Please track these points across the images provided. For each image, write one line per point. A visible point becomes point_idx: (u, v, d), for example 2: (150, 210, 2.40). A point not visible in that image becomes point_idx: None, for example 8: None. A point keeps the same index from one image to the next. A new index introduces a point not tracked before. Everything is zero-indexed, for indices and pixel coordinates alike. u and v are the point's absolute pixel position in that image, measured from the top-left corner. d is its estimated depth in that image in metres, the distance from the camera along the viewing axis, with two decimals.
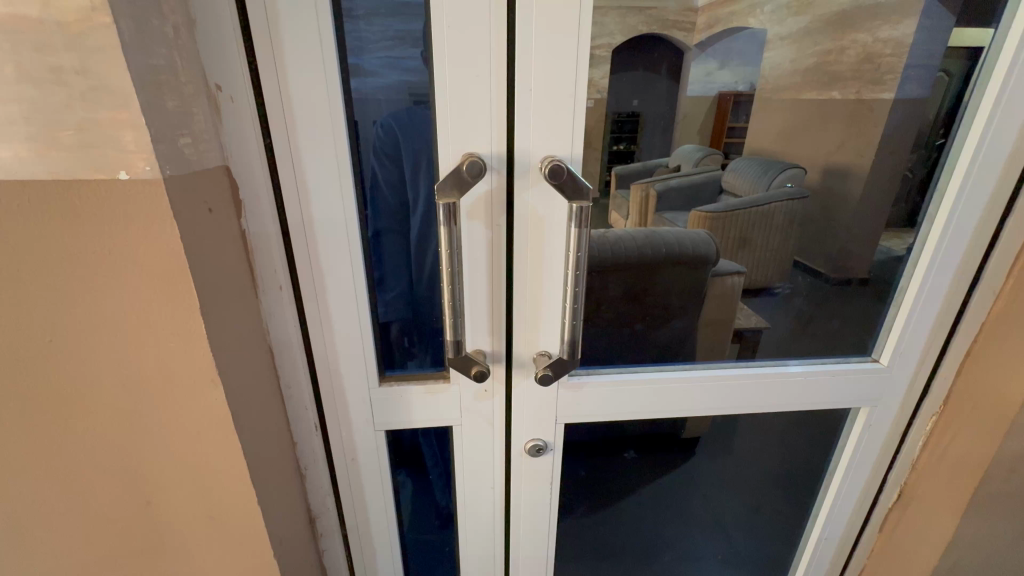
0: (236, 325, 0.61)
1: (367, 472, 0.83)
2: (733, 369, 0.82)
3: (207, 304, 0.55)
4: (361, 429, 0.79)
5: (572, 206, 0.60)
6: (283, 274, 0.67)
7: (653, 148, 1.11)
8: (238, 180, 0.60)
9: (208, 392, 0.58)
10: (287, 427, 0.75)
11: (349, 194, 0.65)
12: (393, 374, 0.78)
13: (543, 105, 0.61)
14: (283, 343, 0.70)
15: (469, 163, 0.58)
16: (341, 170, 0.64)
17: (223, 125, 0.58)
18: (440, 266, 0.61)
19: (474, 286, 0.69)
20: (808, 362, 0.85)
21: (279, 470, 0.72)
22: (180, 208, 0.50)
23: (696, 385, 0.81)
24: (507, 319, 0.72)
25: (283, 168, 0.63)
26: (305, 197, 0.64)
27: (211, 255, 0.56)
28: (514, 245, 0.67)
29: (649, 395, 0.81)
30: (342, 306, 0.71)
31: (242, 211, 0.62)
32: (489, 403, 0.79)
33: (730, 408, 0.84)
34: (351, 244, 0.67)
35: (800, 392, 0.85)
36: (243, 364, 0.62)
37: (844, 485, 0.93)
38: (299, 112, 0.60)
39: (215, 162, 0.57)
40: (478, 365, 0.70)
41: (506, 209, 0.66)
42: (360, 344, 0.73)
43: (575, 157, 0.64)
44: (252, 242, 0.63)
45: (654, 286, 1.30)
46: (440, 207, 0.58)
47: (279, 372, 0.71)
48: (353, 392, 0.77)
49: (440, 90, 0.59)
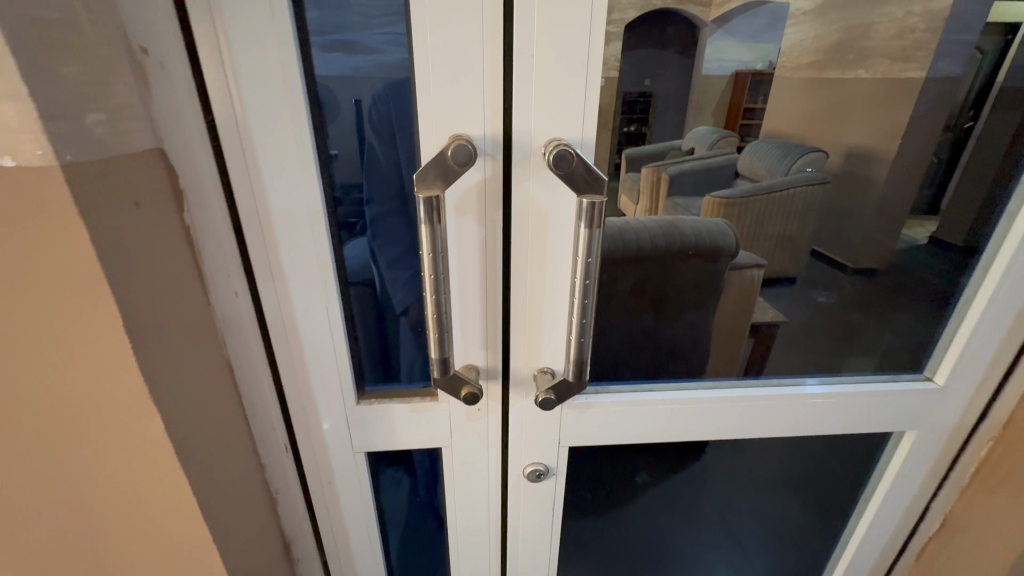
0: (178, 341, 0.51)
1: (347, 496, 0.74)
2: (758, 387, 0.72)
3: (137, 319, 0.45)
4: (336, 452, 0.70)
5: (583, 201, 0.48)
6: (239, 278, 0.57)
7: (666, 125, 1.01)
8: (178, 167, 0.50)
9: (146, 424, 0.48)
10: (253, 450, 0.65)
11: (321, 183, 0.55)
12: (374, 390, 0.68)
13: (549, 78, 0.49)
14: (243, 357, 0.61)
15: (454, 148, 0.47)
16: (304, 157, 0.53)
17: (153, 97, 0.47)
18: (423, 270, 0.51)
19: (464, 293, 0.59)
20: (838, 381, 0.74)
21: (246, 500, 0.63)
22: (89, 202, 0.40)
23: (720, 406, 0.71)
24: (504, 330, 0.62)
25: (232, 152, 0.52)
26: (261, 187, 0.54)
27: (141, 259, 0.46)
28: (514, 245, 0.56)
29: (667, 418, 0.71)
30: (312, 314, 0.61)
31: (184, 204, 0.51)
32: (482, 423, 0.69)
33: (749, 430, 0.74)
34: (318, 244, 0.57)
35: (834, 414, 0.74)
36: (190, 386, 0.53)
37: (883, 513, 0.83)
38: (250, 86, 0.50)
39: (143, 144, 0.46)
40: (469, 386, 0.60)
41: (502, 202, 0.55)
42: (333, 358, 0.64)
43: (587, 141, 0.52)
44: (199, 241, 0.53)
45: (670, 281, 1.18)
46: (422, 203, 0.47)
47: (240, 389, 0.62)
48: (326, 410, 0.67)
49: (422, 57, 0.48)
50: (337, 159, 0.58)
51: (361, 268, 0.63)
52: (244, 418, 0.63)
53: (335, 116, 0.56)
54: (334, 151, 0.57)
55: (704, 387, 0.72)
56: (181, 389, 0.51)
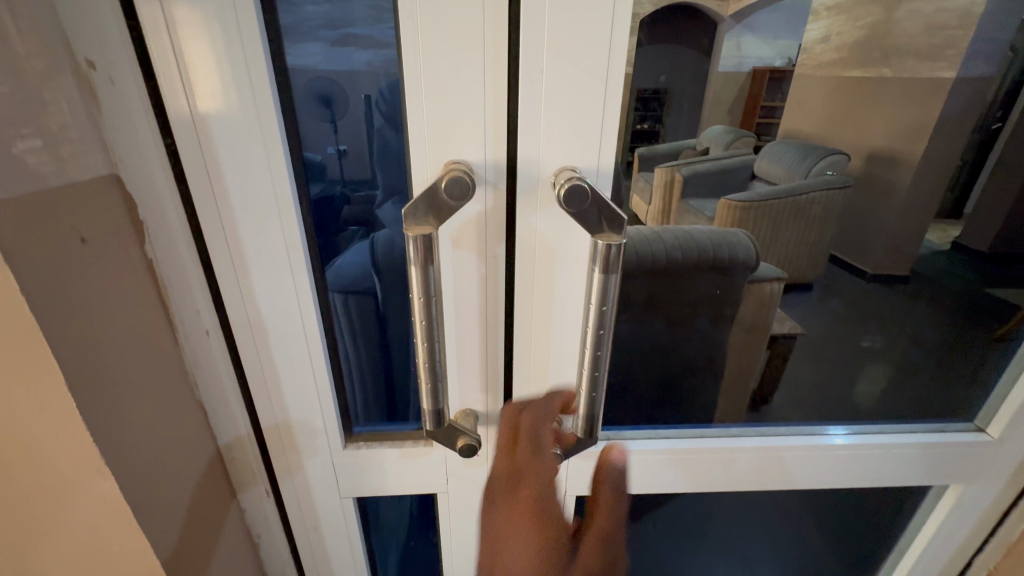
0: (139, 392, 0.45)
1: (334, 541, 0.68)
2: (781, 436, 0.66)
3: (85, 375, 0.39)
4: (319, 497, 0.64)
5: (597, 243, 0.42)
6: (209, 314, 0.51)
7: (679, 124, 0.85)
8: (136, 194, 0.44)
9: (100, 491, 0.42)
10: (230, 496, 0.59)
11: (298, 205, 0.48)
12: (362, 431, 0.62)
13: (561, 98, 0.42)
14: (217, 401, 0.55)
15: (448, 181, 0.40)
16: (277, 182, 0.45)
17: (103, 117, 0.41)
18: (413, 314, 0.45)
19: (462, 333, 0.52)
20: (867, 432, 0.67)
21: (226, 553, 0.58)
22: (17, 245, 0.33)
23: (736, 458, 0.66)
24: (505, 371, 0.56)
25: (194, 175, 0.45)
26: (228, 214, 0.46)
27: (92, 305, 0.40)
28: (517, 281, 0.50)
29: (684, 467, 0.66)
30: (290, 352, 0.54)
31: (145, 235, 0.45)
32: (481, 470, 0.63)
33: (772, 483, 0.69)
34: (296, 277, 0.50)
35: (866, 465, 0.67)
36: (154, 439, 0.47)
37: (920, 568, 0.76)
38: (212, 103, 0.42)
39: (91, 172, 0.40)
40: (466, 437, 0.53)
41: (504, 235, 0.48)
42: (316, 398, 0.57)
43: (602, 172, 0.46)
44: (163, 275, 0.48)
45: (677, 290, 1.00)
46: (410, 242, 0.41)
47: (214, 433, 0.56)
48: (309, 455, 0.61)
49: (413, 73, 0.41)
50: (344, 155, 0.52)
51: (362, 277, 0.59)
52: (221, 463, 0.57)
53: (343, 114, 0.50)
54: (342, 146, 0.51)
55: (725, 436, 0.66)
56: (143, 446, 0.45)
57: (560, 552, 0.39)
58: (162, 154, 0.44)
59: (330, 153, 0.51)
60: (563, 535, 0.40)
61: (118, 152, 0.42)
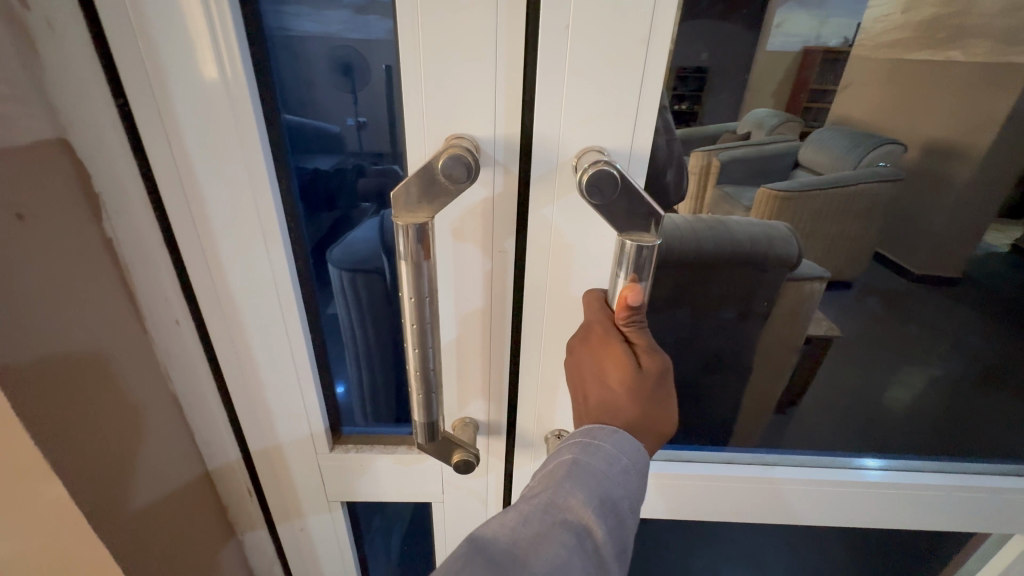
0: (102, 387, 0.39)
1: (323, 542, 0.63)
2: (813, 469, 0.59)
3: (32, 366, 0.33)
4: (305, 500, 0.59)
5: (624, 242, 0.36)
6: (179, 303, 0.45)
7: None
8: (88, 163, 0.37)
9: (52, 498, 0.36)
10: (211, 494, 0.55)
11: (275, 186, 0.40)
12: (352, 433, 0.57)
13: (593, 70, 0.34)
14: (194, 397, 0.49)
15: (445, 160, 0.32)
16: (248, 153, 0.38)
17: (42, 68, 0.34)
18: (403, 315, 0.38)
19: (463, 335, 0.46)
20: (910, 468, 0.60)
21: (205, 555, 0.53)
22: None
23: (769, 488, 0.59)
24: (508, 380, 0.50)
25: (153, 142, 0.38)
26: (193, 190, 0.40)
27: (36, 289, 0.33)
28: (527, 280, 0.43)
29: (705, 494, 0.60)
30: (270, 348, 0.48)
31: (102, 211, 0.39)
32: (481, 479, 0.57)
33: (807, 517, 0.62)
34: (273, 261, 0.43)
35: (917, 504, 0.61)
36: (118, 443, 0.41)
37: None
38: (175, 62, 0.35)
39: (30, 132, 0.34)
40: (462, 453, 0.46)
41: (515, 229, 0.41)
42: (300, 400, 0.51)
43: (635, 159, 0.38)
44: (126, 257, 0.41)
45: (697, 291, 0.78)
46: (399, 233, 0.34)
47: (191, 430, 0.50)
48: (295, 461, 0.55)
49: (410, 33, 0.33)
50: (364, 126, 0.42)
51: (373, 256, 0.50)
52: (204, 471, 0.53)
53: (366, 86, 0.40)
54: (362, 118, 0.42)
55: (760, 462, 0.59)
56: (108, 448, 0.40)
57: (632, 373, 0.38)
58: (115, 118, 0.37)
59: (349, 124, 0.42)
60: (622, 343, 0.39)
61: (65, 113, 0.36)
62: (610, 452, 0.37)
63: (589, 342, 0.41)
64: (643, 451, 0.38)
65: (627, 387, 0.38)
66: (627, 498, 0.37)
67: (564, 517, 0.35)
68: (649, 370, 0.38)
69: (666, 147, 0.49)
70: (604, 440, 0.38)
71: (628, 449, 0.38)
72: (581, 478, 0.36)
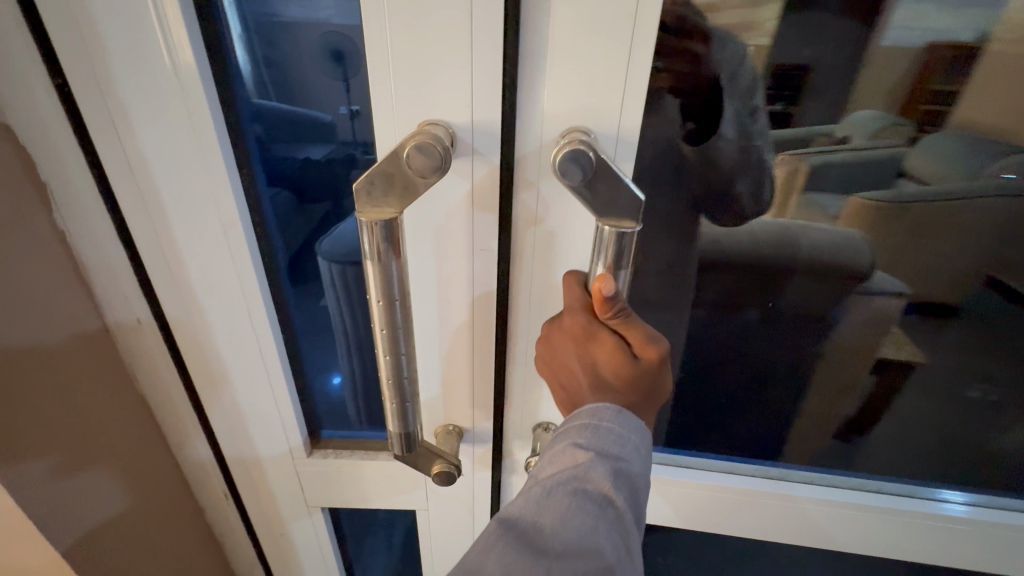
0: (50, 394, 0.37)
1: (304, 547, 0.61)
2: (863, 495, 0.57)
3: None
4: (285, 506, 0.57)
5: (604, 228, 0.32)
6: (139, 301, 0.43)
7: None
8: (34, 153, 0.35)
9: None
10: (184, 496, 0.53)
11: (236, 178, 0.38)
12: (333, 437, 0.54)
13: (583, 47, 0.31)
14: (161, 396, 0.48)
15: (409, 148, 0.30)
16: (203, 140, 0.35)
17: None
18: (375, 323, 0.36)
19: (443, 337, 0.44)
20: (978, 504, 0.57)
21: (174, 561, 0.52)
22: None
23: (801, 508, 0.57)
24: (493, 382, 0.47)
25: (99, 130, 0.35)
26: (145, 181, 0.37)
27: None
28: (517, 272, 0.41)
29: (728, 510, 0.58)
30: (240, 349, 0.45)
31: (54, 203, 0.37)
32: (466, 486, 0.55)
33: (845, 542, 0.59)
34: (236, 259, 0.40)
35: (973, 542, 0.57)
36: (67, 443, 0.39)
37: None
38: (116, 42, 0.32)
39: None
40: (442, 464, 0.45)
41: (496, 229, 0.38)
42: (274, 404, 0.49)
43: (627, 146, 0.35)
44: (80, 251, 0.39)
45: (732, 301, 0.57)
46: (364, 231, 0.32)
47: (159, 426, 0.49)
48: (272, 467, 0.54)
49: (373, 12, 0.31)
50: (358, 115, 0.39)
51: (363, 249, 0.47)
52: (177, 471, 0.52)
53: (357, 72, 0.37)
54: (353, 106, 0.39)
55: (764, 474, 0.58)
56: (59, 449, 0.38)
57: (625, 365, 0.34)
58: (56, 103, 0.34)
59: (342, 113, 0.39)
60: (611, 335, 0.35)
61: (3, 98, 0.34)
62: (619, 433, 0.34)
63: (568, 328, 0.37)
64: (647, 428, 0.35)
65: (618, 376, 0.35)
66: (641, 472, 0.34)
67: (586, 499, 0.32)
68: (642, 359, 0.35)
69: (739, 151, 0.43)
70: (613, 421, 0.34)
71: (632, 428, 0.35)
72: (594, 459, 0.33)
